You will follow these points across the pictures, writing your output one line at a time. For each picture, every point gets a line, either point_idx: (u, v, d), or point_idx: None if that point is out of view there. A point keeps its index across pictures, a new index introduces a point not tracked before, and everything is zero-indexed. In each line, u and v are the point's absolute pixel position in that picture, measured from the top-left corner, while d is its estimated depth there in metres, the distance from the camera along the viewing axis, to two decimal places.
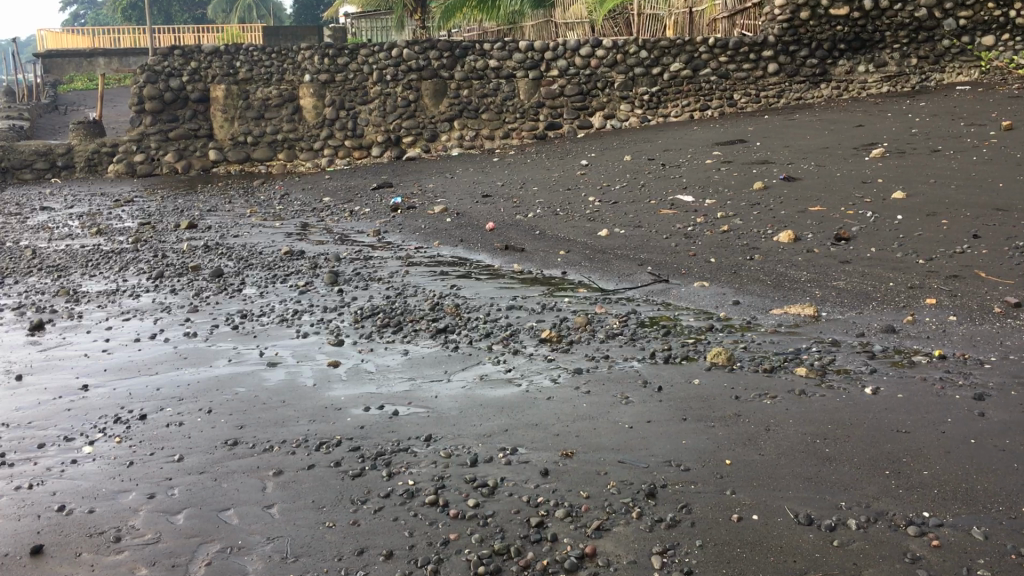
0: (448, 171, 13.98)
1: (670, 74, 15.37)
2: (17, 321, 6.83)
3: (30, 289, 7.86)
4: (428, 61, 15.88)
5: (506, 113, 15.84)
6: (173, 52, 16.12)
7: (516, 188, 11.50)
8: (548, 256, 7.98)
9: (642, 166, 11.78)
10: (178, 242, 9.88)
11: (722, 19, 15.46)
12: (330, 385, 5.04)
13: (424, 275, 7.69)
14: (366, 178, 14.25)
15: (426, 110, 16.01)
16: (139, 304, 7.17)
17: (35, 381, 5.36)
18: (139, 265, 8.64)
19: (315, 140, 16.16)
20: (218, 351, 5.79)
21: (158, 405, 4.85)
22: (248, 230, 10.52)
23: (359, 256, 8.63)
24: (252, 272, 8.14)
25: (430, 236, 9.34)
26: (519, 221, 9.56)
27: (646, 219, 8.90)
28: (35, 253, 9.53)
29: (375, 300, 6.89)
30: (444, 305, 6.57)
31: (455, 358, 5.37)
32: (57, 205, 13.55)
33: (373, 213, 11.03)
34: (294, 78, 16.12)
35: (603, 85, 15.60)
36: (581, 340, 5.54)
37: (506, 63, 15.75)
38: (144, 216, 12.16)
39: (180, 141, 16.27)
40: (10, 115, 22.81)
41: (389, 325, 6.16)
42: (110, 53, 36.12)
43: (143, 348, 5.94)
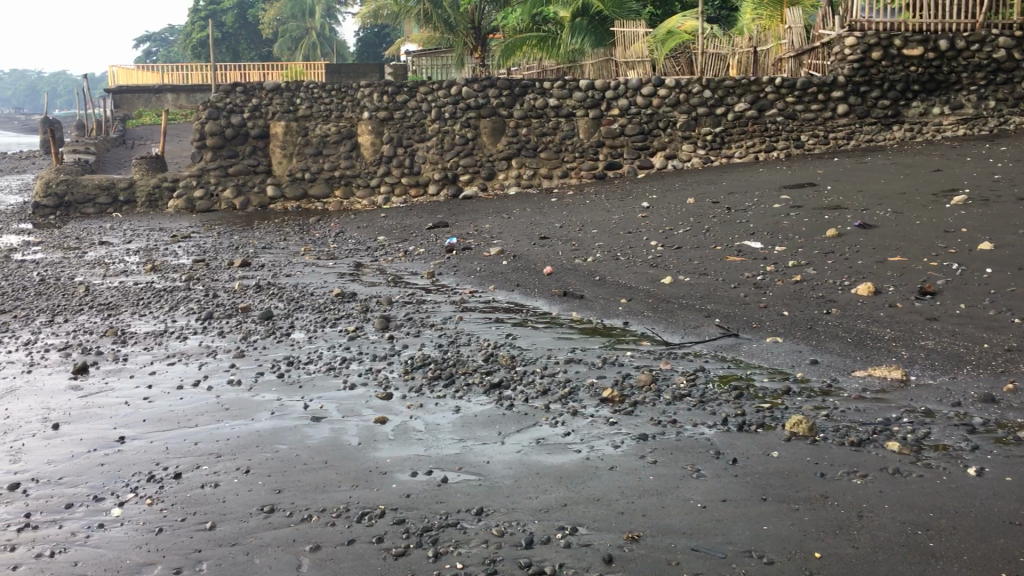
0: (506, 211, 13.71)
1: (735, 114, 15.00)
2: (62, 363, 6.66)
3: (79, 329, 7.72)
4: (487, 99, 15.70)
5: (566, 152, 15.58)
6: (235, 88, 16.11)
7: (575, 230, 11.15)
8: (609, 303, 7.61)
9: (707, 209, 11.36)
10: (231, 281, 9.72)
11: (789, 59, 15.27)
12: (376, 445, 4.70)
13: (478, 322, 7.36)
14: (422, 217, 14.04)
15: (484, 148, 15.79)
16: (186, 347, 6.96)
17: (71, 432, 5.13)
18: (189, 305, 8.48)
19: (372, 176, 16.03)
20: (261, 402, 5.51)
21: (194, 463, 4.56)
22: (301, 269, 10.33)
23: (411, 299, 8.35)
24: (303, 314, 7.91)
25: (485, 280, 9.03)
26: (578, 265, 9.20)
27: (712, 265, 8.49)
28: (88, 290, 9.44)
29: (427, 348, 6.57)
30: (499, 356, 6.22)
31: (510, 417, 5.01)
32: (116, 239, 13.60)
33: (428, 253, 10.78)
34: (353, 115, 16.03)
35: (665, 125, 15.27)
36: (645, 401, 5.14)
37: (566, 101, 15.50)
38: (200, 252, 12.08)
39: (239, 177, 16.21)
40: (78, 149, 23.29)
41: (441, 377, 5.82)
42: (178, 89, 36.80)
43: (184, 397, 5.69)
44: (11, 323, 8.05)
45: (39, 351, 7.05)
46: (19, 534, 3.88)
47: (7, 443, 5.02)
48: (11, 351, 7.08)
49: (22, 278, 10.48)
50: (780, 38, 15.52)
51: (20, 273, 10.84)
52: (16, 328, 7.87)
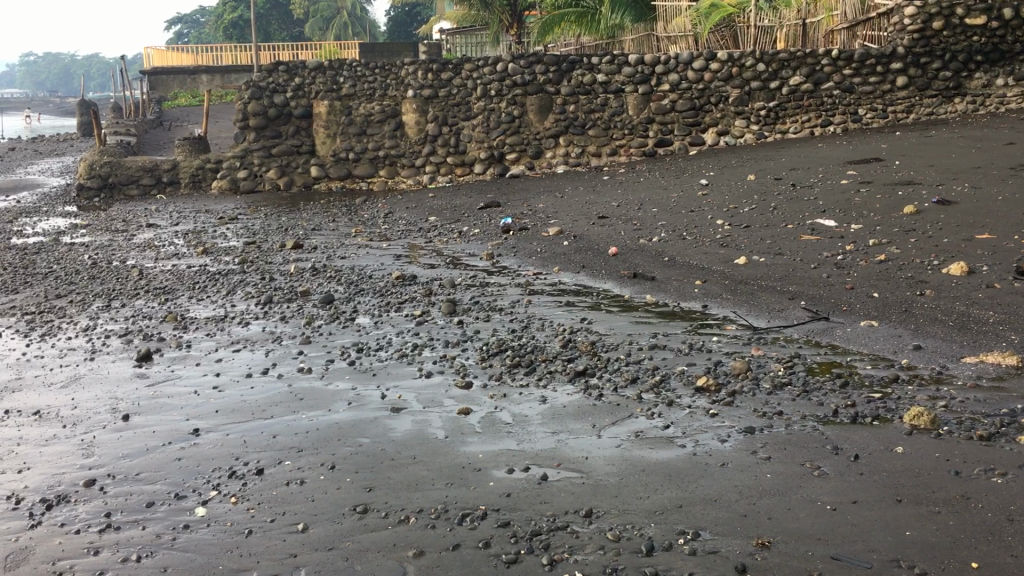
0: (558, 190, 13.41)
1: (790, 88, 14.54)
2: (125, 351, 6.46)
3: (137, 314, 7.54)
4: (533, 75, 15.30)
5: (615, 129, 15.21)
6: (278, 68, 15.83)
7: (633, 209, 10.82)
8: (683, 286, 7.30)
9: (770, 186, 10.98)
10: (285, 263, 9.51)
11: (841, 30, 14.63)
12: (464, 439, 4.45)
13: (548, 305, 7.09)
14: (472, 197, 13.77)
15: (531, 126, 15.45)
16: (249, 333, 6.75)
17: (143, 424, 4.92)
18: (247, 288, 8.27)
19: (417, 156, 15.76)
20: (336, 391, 5.28)
21: (275, 458, 4.33)
22: (356, 251, 10.11)
23: (474, 282, 8.10)
24: (364, 297, 7.69)
25: (548, 261, 8.75)
26: (643, 246, 8.89)
27: (785, 245, 8.17)
28: (141, 273, 9.26)
29: (500, 334, 6.30)
30: (577, 342, 5.94)
31: (603, 409, 4.73)
32: (163, 221, 13.45)
33: (483, 234, 10.52)
34: (398, 93, 15.72)
35: (717, 99, 14.83)
36: (744, 391, 4.83)
37: (615, 77, 15.11)
38: (249, 234, 11.89)
39: (283, 157, 15.99)
40: (118, 131, 23.20)
41: (520, 366, 5.56)
42: (214, 70, 36.63)
43: (255, 386, 5.47)
44: (68, 309, 7.88)
45: (99, 338, 6.87)
46: (101, 536, 3.67)
47: (78, 435, 4.82)
48: (70, 337, 6.90)
49: (73, 261, 10.32)
50: (832, 9, 14.65)
51: (70, 256, 10.70)
52: (74, 314, 7.70)
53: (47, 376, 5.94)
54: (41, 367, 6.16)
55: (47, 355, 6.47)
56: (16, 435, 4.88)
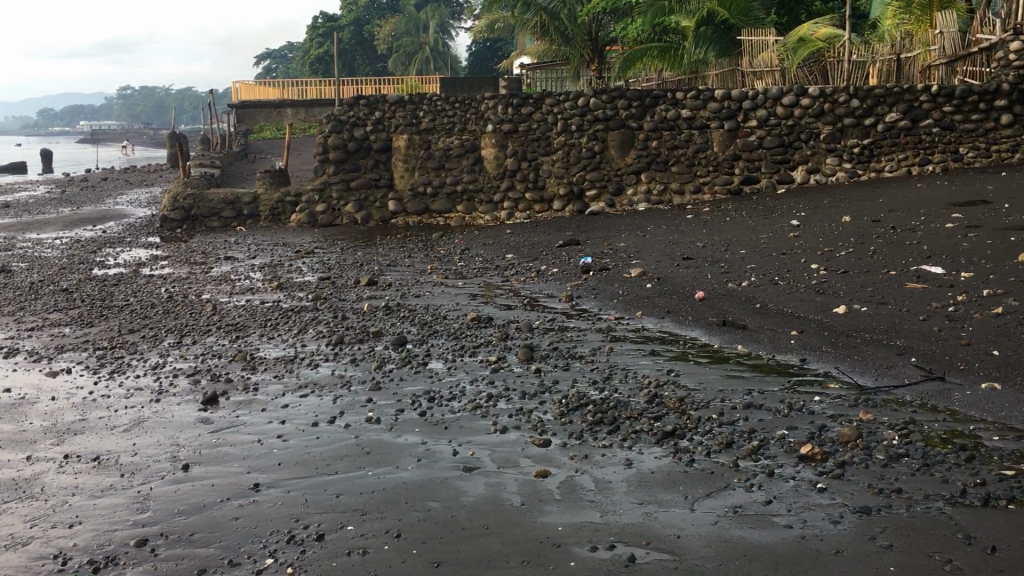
0: (639, 228, 12.98)
1: (885, 125, 13.91)
2: (191, 392, 6.25)
3: (207, 352, 7.35)
4: (615, 111, 14.97)
5: (698, 166, 14.76)
6: (358, 102, 15.79)
7: (720, 251, 10.33)
8: (777, 336, 6.81)
9: (868, 228, 10.37)
10: (359, 301, 9.28)
11: (940, 66, 13.95)
12: (543, 507, 4.05)
13: (631, 354, 6.66)
14: (550, 234, 13.44)
15: (612, 162, 15.08)
16: (318, 376, 6.48)
17: (202, 476, 4.66)
18: (319, 327, 8.04)
19: (495, 191, 15.52)
20: (405, 446, 4.94)
21: (337, 521, 4.00)
22: (431, 289, 9.84)
23: (553, 326, 7.72)
24: (439, 340, 7.37)
25: (630, 305, 8.33)
26: (732, 290, 8.41)
27: (888, 294, 7.60)
28: (215, 308, 9.13)
29: (580, 386, 5.89)
30: (665, 398, 5.50)
31: (696, 477, 4.28)
32: (241, 254, 13.43)
33: (562, 274, 10.16)
34: (477, 127, 15.52)
35: (807, 136, 14.26)
36: (855, 463, 4.34)
37: (700, 112, 14.67)
38: (325, 269, 11.73)
39: (361, 191, 15.90)
40: (203, 163, 23.58)
41: (603, 423, 5.14)
42: (298, 104, 37.25)
43: (321, 436, 5.18)
44: (139, 344, 7.75)
45: (167, 377, 6.68)
46: None
47: (135, 487, 4.57)
48: (138, 376, 6.73)
49: (150, 294, 10.28)
50: (928, 43, 14.02)
51: (148, 289, 10.67)
52: (145, 350, 7.55)
53: (111, 418, 5.74)
54: (105, 408, 5.98)
55: (113, 395, 6.30)
56: (72, 484, 4.66)
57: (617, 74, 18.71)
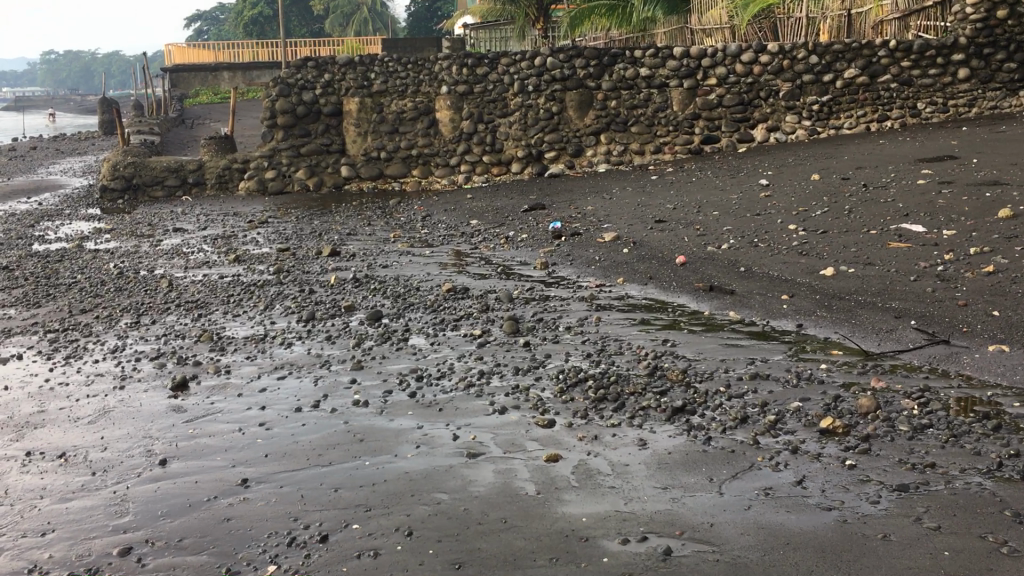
0: (604, 190, 12.72)
1: (844, 81, 13.78)
2: (158, 377, 5.84)
3: (170, 332, 6.92)
4: (573, 70, 14.61)
5: (658, 125, 14.51)
6: (306, 64, 15.19)
7: (693, 213, 10.12)
8: (768, 300, 6.61)
9: (840, 187, 10.24)
10: (324, 274, 8.88)
11: (892, 21, 13.70)
12: (561, 496, 3.79)
13: (620, 323, 6.40)
14: (512, 198, 13.10)
15: (570, 123, 14.75)
16: (293, 356, 6.11)
17: (183, 472, 4.30)
18: (286, 303, 7.64)
19: (451, 155, 15.09)
20: (400, 431, 4.63)
21: (340, 520, 3.69)
22: (398, 259, 9.48)
23: (533, 295, 7.44)
24: (416, 314, 7.05)
25: (610, 272, 8.08)
26: (712, 254, 8.20)
27: (873, 255, 7.46)
28: (171, 284, 8.64)
29: (574, 360, 5.62)
30: (666, 370, 5.26)
31: (718, 458, 4.05)
32: (191, 225, 12.86)
33: (532, 240, 9.86)
34: (431, 89, 15.04)
35: (767, 94, 14.08)
36: (880, 435, 4.14)
37: (659, 71, 14.39)
38: (282, 239, 11.26)
39: (313, 157, 15.35)
40: (141, 131, 22.67)
41: (606, 400, 4.88)
42: (235, 68, 36.15)
43: (307, 423, 4.84)
44: (94, 326, 7.28)
45: (129, 361, 6.26)
46: None
47: (110, 486, 4.20)
48: (98, 361, 6.29)
49: (98, 271, 9.72)
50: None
51: (96, 265, 10.11)
52: (101, 332, 7.09)
53: (73, 409, 5.32)
54: (66, 397, 5.55)
55: (72, 382, 5.85)
56: (39, 485, 4.26)
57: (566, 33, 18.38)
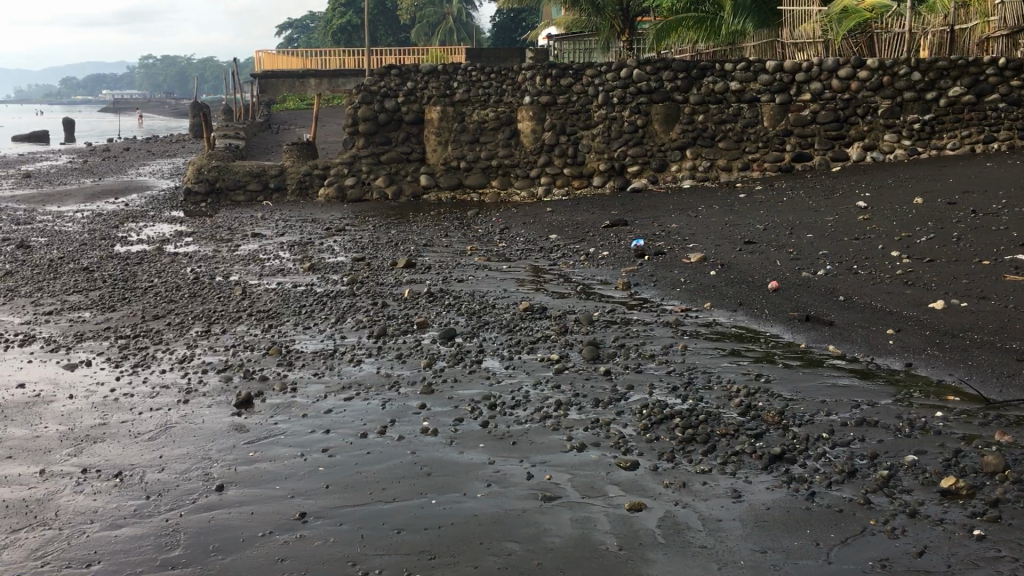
0: (689, 208, 12.25)
1: (949, 100, 13.07)
2: (223, 392, 5.63)
3: (239, 344, 6.74)
4: (660, 83, 14.16)
5: (747, 141, 13.95)
6: (390, 71, 15.03)
7: (785, 234, 9.61)
8: (872, 335, 6.11)
9: (945, 212, 9.61)
10: (398, 286, 8.63)
11: (999, 37, 12.94)
12: (647, 555, 3.40)
13: (709, 354, 5.97)
14: (593, 213, 12.72)
15: (655, 137, 14.30)
16: (362, 375, 5.84)
17: (238, 501, 4.03)
18: (358, 317, 7.41)
19: (532, 166, 14.77)
20: (471, 466, 4.30)
21: (402, 569, 3.37)
22: (474, 273, 9.20)
23: (615, 317, 7.05)
24: (491, 333, 6.73)
25: (696, 295, 7.64)
26: (807, 280, 7.69)
27: (987, 288, 6.88)
28: (244, 292, 8.49)
29: (659, 393, 5.21)
30: (761, 410, 4.82)
31: (824, 518, 3.61)
32: (269, 231, 12.80)
33: (615, 258, 9.47)
34: (513, 100, 14.74)
35: (864, 111, 13.41)
36: (1010, 501, 3.66)
37: (750, 85, 13.84)
38: (358, 248, 11.08)
39: (393, 165, 15.20)
40: (227, 135, 22.94)
41: (695, 441, 4.46)
42: (321, 74, 36.56)
43: (371, 451, 4.55)
44: (164, 333, 7.14)
45: (196, 373, 6.07)
46: None
47: (163, 513, 3.95)
48: (165, 371, 6.13)
49: (175, 275, 9.66)
50: (987, 14, 13.08)
51: (173, 268, 10.06)
52: (171, 340, 6.94)
53: (134, 423, 5.13)
54: (128, 410, 5.37)
55: (137, 393, 5.68)
56: (89, 508, 4.04)
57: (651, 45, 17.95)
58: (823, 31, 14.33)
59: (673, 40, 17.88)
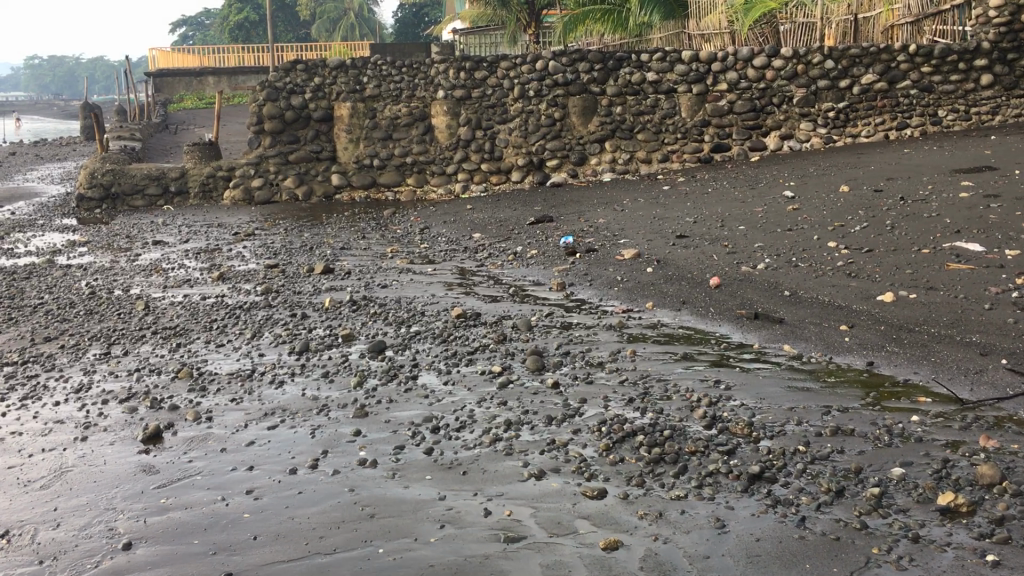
0: (614, 201, 11.94)
1: (862, 87, 13.06)
2: (127, 426, 5.00)
3: (143, 367, 6.08)
4: (576, 74, 13.79)
5: (666, 132, 13.71)
6: (295, 66, 14.30)
7: (716, 227, 9.35)
8: (826, 332, 5.83)
9: (873, 200, 9.50)
10: (317, 295, 8.05)
11: (903, 25, 13.04)
12: None
13: (660, 359, 5.60)
14: (516, 209, 12.29)
15: (573, 130, 13.94)
16: (285, 399, 5.28)
17: (151, 562, 3.47)
18: (276, 330, 6.81)
19: (448, 162, 14.25)
20: (419, 503, 3.81)
21: None
22: (398, 277, 8.68)
23: (553, 322, 6.63)
24: (424, 345, 6.24)
25: (636, 294, 7.28)
26: (748, 275, 7.40)
27: (932, 277, 6.70)
28: (147, 307, 7.78)
29: (615, 407, 4.81)
30: (729, 423, 4.46)
31: (822, 550, 3.25)
32: (171, 238, 11.98)
33: (545, 256, 9.06)
34: (427, 94, 14.20)
35: (780, 100, 13.31)
36: (1016, 518, 3.36)
37: (667, 75, 13.59)
38: (270, 255, 10.39)
39: (302, 164, 14.48)
40: (120, 136, 21.74)
41: (664, 462, 4.07)
42: (220, 72, 35.29)
43: (305, 491, 4.02)
44: (57, 358, 6.43)
45: (95, 404, 5.42)
46: None
47: None
48: (58, 404, 5.45)
49: (67, 290, 8.85)
50: (892, 1, 13.17)
51: (65, 283, 9.23)
52: (65, 366, 6.24)
53: (23, 469, 4.49)
54: (16, 453, 4.71)
55: (25, 432, 5.01)
56: None
57: (560, 37, 17.61)
58: (728, 21, 14.17)
59: (581, 32, 17.58)
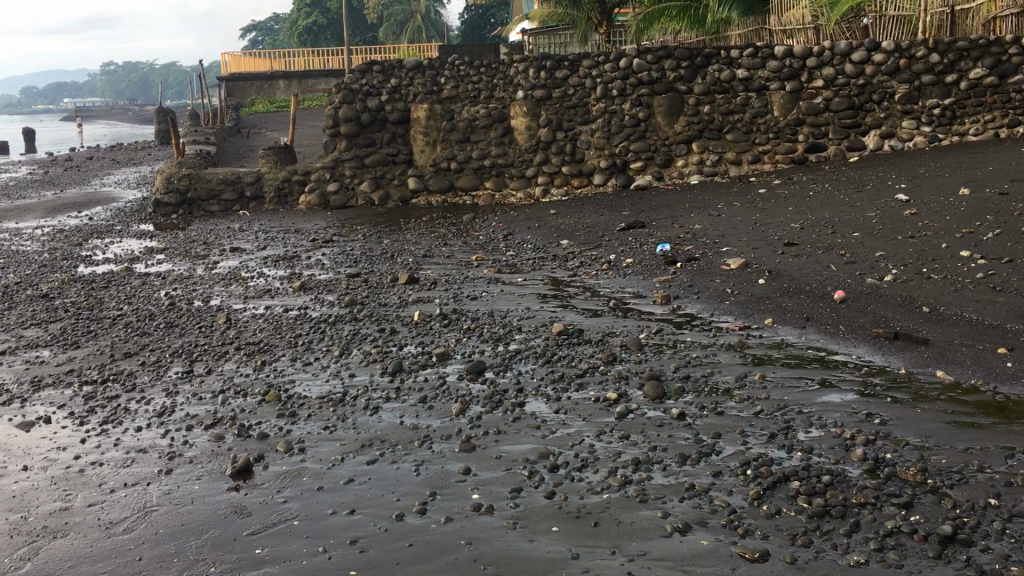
0: (706, 206, 11.30)
1: (970, 82, 12.16)
2: (216, 458, 4.59)
3: (227, 388, 5.69)
4: (662, 73, 13.20)
5: (757, 132, 12.99)
6: (371, 68, 13.98)
7: (827, 234, 8.68)
8: (984, 357, 5.17)
9: (1001, 203, 8.71)
10: (404, 307, 7.61)
11: (1008, 16, 11.94)
12: None
13: (796, 386, 5.00)
14: (602, 214, 11.74)
15: (659, 130, 13.33)
16: (384, 428, 4.83)
17: None
18: (365, 348, 6.38)
19: (527, 165, 13.73)
20: (550, 563, 3.31)
21: None
22: (487, 288, 8.19)
23: (666, 341, 6.07)
24: (526, 366, 5.72)
25: (751, 309, 6.67)
26: (876, 288, 6.74)
27: None
28: (229, 320, 7.43)
29: (755, 444, 4.24)
30: (896, 467, 3.86)
31: None
32: (249, 244, 11.71)
33: (642, 266, 8.49)
34: (505, 94, 13.71)
35: (881, 97, 12.49)
36: None
37: (758, 72, 12.92)
38: (350, 263, 10.01)
39: (378, 168, 14.13)
40: (196, 140, 21.74)
41: (829, 516, 3.51)
42: (291, 76, 35.40)
43: (416, 543, 3.54)
44: (138, 376, 6.09)
45: (180, 430, 5.02)
46: None
47: None
48: (141, 430, 5.07)
49: (147, 300, 8.56)
50: None
51: (145, 293, 8.95)
52: (146, 386, 5.89)
53: (105, 508, 4.09)
54: (98, 488, 4.33)
55: (108, 462, 4.63)
56: None
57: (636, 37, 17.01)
58: (812, 16, 13.33)
59: (657, 31, 16.92)
